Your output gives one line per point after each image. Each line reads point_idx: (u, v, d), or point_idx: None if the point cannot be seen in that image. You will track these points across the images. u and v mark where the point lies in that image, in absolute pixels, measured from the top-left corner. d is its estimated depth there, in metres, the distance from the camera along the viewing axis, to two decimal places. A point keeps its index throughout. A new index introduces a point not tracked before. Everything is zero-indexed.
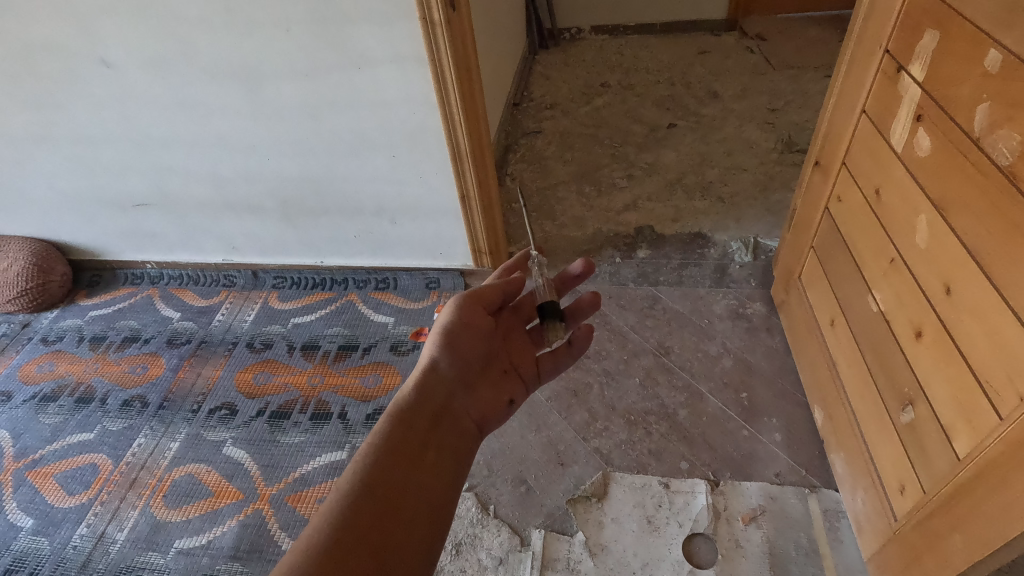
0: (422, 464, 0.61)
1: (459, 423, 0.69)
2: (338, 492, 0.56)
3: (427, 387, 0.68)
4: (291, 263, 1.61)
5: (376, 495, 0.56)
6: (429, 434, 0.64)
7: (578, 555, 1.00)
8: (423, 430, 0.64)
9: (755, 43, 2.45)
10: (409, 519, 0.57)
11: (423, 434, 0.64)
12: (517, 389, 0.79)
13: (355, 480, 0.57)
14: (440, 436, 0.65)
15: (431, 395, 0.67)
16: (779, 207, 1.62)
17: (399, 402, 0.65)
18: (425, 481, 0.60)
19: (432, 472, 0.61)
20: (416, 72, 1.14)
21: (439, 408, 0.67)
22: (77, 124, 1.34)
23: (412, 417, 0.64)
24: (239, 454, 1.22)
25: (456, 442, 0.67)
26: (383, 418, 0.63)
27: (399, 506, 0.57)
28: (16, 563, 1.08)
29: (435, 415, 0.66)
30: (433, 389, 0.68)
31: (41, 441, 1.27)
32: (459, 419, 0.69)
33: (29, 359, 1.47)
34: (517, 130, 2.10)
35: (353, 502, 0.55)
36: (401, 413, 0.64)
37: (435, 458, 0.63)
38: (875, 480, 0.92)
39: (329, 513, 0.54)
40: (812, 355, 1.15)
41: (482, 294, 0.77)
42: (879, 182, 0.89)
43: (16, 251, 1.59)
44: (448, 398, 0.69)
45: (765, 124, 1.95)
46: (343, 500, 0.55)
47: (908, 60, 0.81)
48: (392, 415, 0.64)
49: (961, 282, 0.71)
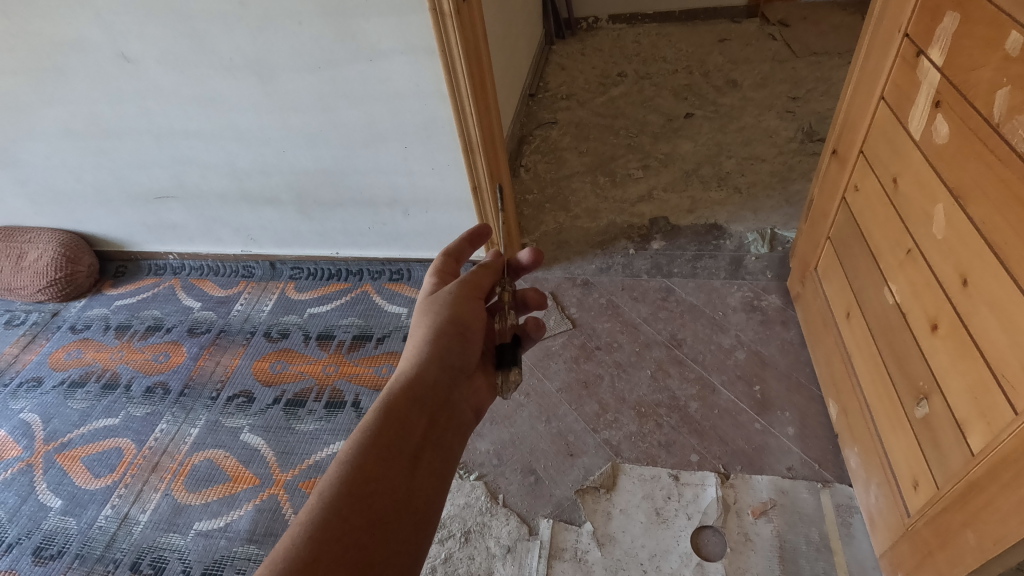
0: (416, 466, 0.62)
1: (456, 415, 0.71)
2: (319, 496, 0.56)
3: (428, 380, 0.69)
4: (308, 255, 1.64)
5: (362, 503, 0.57)
6: (426, 432, 0.65)
7: (586, 545, 1.00)
8: (421, 429, 0.65)
9: (777, 30, 2.40)
10: (396, 526, 0.57)
11: (418, 433, 0.65)
12: None
13: (339, 485, 0.57)
14: (437, 432, 0.67)
15: (430, 388, 0.69)
16: (798, 198, 1.59)
17: (393, 397, 0.66)
18: (417, 483, 0.61)
19: (425, 473, 0.62)
20: (428, 64, 1.15)
21: (438, 404, 0.69)
22: (101, 120, 1.38)
23: (408, 414, 0.65)
24: (256, 441, 1.25)
25: (451, 436, 0.68)
26: (373, 414, 0.64)
27: (388, 511, 0.57)
28: (45, 542, 1.12)
29: (432, 410, 0.68)
30: (434, 384, 0.69)
31: (70, 425, 1.32)
32: (458, 410, 0.71)
33: (58, 347, 1.52)
34: (532, 120, 2.09)
35: (336, 510, 0.55)
36: (395, 409, 0.65)
37: (429, 458, 0.64)
38: (889, 475, 0.90)
39: (310, 522, 0.54)
40: (828, 348, 1.13)
41: (477, 282, 0.80)
42: (896, 171, 0.87)
43: (47, 243, 1.65)
44: (449, 391, 0.71)
45: (785, 112, 1.91)
46: (325, 509, 0.55)
47: (927, 44, 0.79)
48: (383, 411, 0.64)
49: (978, 272, 0.69)
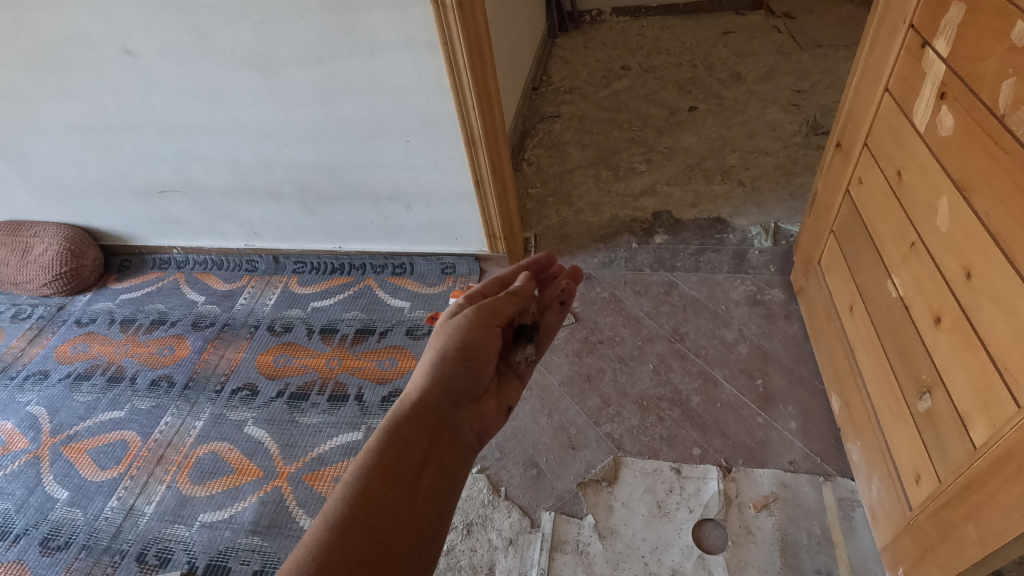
0: (418, 486, 0.62)
1: (460, 437, 0.70)
2: (323, 520, 0.56)
3: (430, 401, 0.69)
4: (311, 249, 1.64)
5: (365, 524, 0.57)
6: (428, 453, 0.65)
7: (587, 537, 1.01)
8: (424, 449, 0.65)
9: (782, 22, 2.38)
10: (398, 548, 0.57)
11: (420, 453, 0.65)
12: (515, 393, 0.82)
13: (341, 508, 0.57)
14: (439, 453, 0.66)
15: (432, 408, 0.69)
16: (802, 191, 1.58)
17: (397, 418, 0.67)
18: (419, 504, 0.61)
19: (428, 493, 0.62)
20: (429, 57, 1.14)
21: (440, 424, 0.69)
22: (104, 114, 1.38)
23: (410, 434, 0.66)
24: (260, 433, 1.26)
25: (455, 458, 0.68)
26: (377, 435, 0.64)
27: (390, 532, 0.57)
28: (52, 533, 1.14)
29: (435, 430, 0.68)
30: (435, 404, 0.70)
31: (75, 418, 1.33)
32: (460, 432, 0.70)
33: (64, 341, 1.53)
34: (536, 114, 2.08)
35: (339, 532, 0.55)
36: (397, 431, 0.65)
37: (431, 479, 0.64)
38: (891, 469, 0.90)
39: (313, 545, 0.54)
40: (831, 342, 1.12)
41: (498, 309, 0.79)
42: (900, 163, 0.86)
43: (51, 237, 1.66)
44: (451, 411, 0.71)
45: (790, 106, 1.90)
46: (328, 532, 0.55)
47: (933, 35, 0.78)
48: (387, 432, 0.65)
49: (981, 265, 0.69)
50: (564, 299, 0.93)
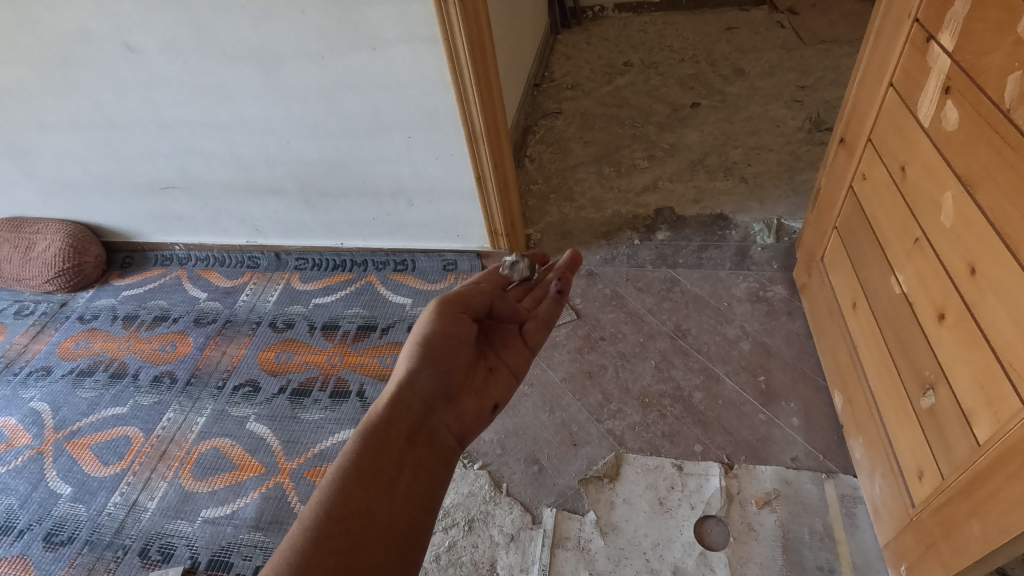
0: (396, 488, 0.62)
1: (438, 438, 0.69)
2: (299, 526, 0.56)
3: (405, 403, 0.69)
4: (313, 245, 1.64)
5: (342, 529, 0.57)
6: (405, 454, 0.65)
7: (589, 534, 1.01)
8: (400, 451, 0.65)
9: (785, 18, 2.37)
10: (376, 552, 0.57)
11: (398, 455, 0.65)
12: (502, 392, 0.79)
13: (318, 513, 0.57)
14: (417, 455, 0.66)
15: (406, 410, 0.69)
16: (805, 187, 1.57)
17: (372, 421, 0.67)
18: (397, 506, 0.61)
19: (406, 495, 0.62)
20: (431, 53, 1.14)
21: (415, 425, 0.68)
22: (106, 110, 1.38)
23: (386, 437, 0.66)
24: (262, 430, 1.26)
25: (433, 459, 0.67)
26: (352, 439, 0.65)
27: (368, 535, 0.57)
28: (55, 528, 1.14)
29: (410, 432, 0.67)
30: (411, 404, 0.69)
31: (79, 414, 1.33)
32: (438, 434, 0.70)
33: (66, 337, 1.54)
34: (538, 110, 2.08)
35: (315, 536, 0.55)
36: (373, 433, 0.65)
37: (410, 480, 0.64)
38: (894, 466, 0.90)
39: (289, 551, 0.54)
40: (833, 339, 1.12)
41: (461, 298, 0.78)
42: (904, 159, 0.86)
43: (54, 234, 1.66)
44: (427, 413, 0.70)
45: (793, 101, 1.89)
46: (305, 537, 0.55)
47: (938, 29, 0.77)
48: (363, 436, 0.65)
49: (986, 260, 0.69)
50: (561, 288, 0.85)
